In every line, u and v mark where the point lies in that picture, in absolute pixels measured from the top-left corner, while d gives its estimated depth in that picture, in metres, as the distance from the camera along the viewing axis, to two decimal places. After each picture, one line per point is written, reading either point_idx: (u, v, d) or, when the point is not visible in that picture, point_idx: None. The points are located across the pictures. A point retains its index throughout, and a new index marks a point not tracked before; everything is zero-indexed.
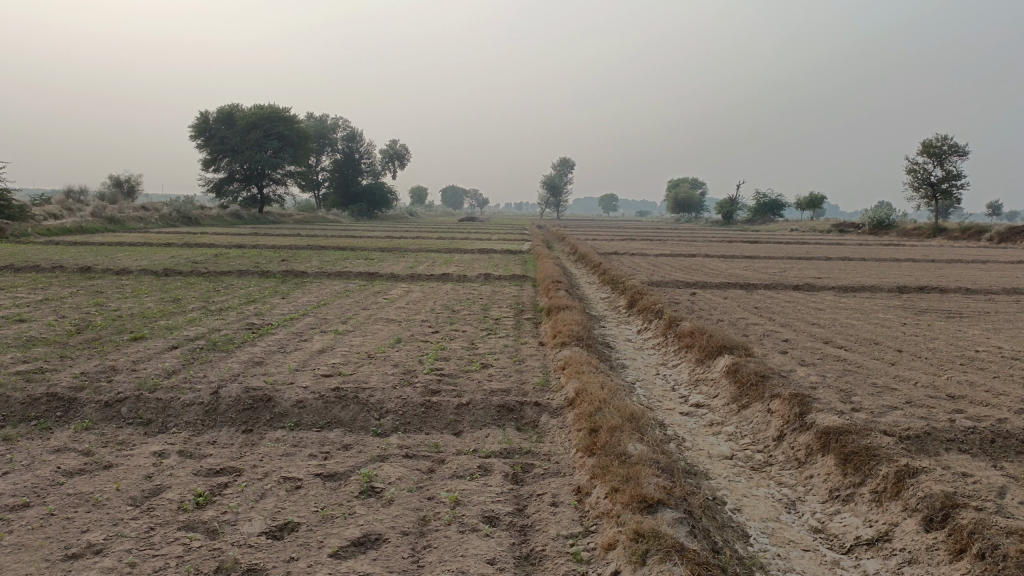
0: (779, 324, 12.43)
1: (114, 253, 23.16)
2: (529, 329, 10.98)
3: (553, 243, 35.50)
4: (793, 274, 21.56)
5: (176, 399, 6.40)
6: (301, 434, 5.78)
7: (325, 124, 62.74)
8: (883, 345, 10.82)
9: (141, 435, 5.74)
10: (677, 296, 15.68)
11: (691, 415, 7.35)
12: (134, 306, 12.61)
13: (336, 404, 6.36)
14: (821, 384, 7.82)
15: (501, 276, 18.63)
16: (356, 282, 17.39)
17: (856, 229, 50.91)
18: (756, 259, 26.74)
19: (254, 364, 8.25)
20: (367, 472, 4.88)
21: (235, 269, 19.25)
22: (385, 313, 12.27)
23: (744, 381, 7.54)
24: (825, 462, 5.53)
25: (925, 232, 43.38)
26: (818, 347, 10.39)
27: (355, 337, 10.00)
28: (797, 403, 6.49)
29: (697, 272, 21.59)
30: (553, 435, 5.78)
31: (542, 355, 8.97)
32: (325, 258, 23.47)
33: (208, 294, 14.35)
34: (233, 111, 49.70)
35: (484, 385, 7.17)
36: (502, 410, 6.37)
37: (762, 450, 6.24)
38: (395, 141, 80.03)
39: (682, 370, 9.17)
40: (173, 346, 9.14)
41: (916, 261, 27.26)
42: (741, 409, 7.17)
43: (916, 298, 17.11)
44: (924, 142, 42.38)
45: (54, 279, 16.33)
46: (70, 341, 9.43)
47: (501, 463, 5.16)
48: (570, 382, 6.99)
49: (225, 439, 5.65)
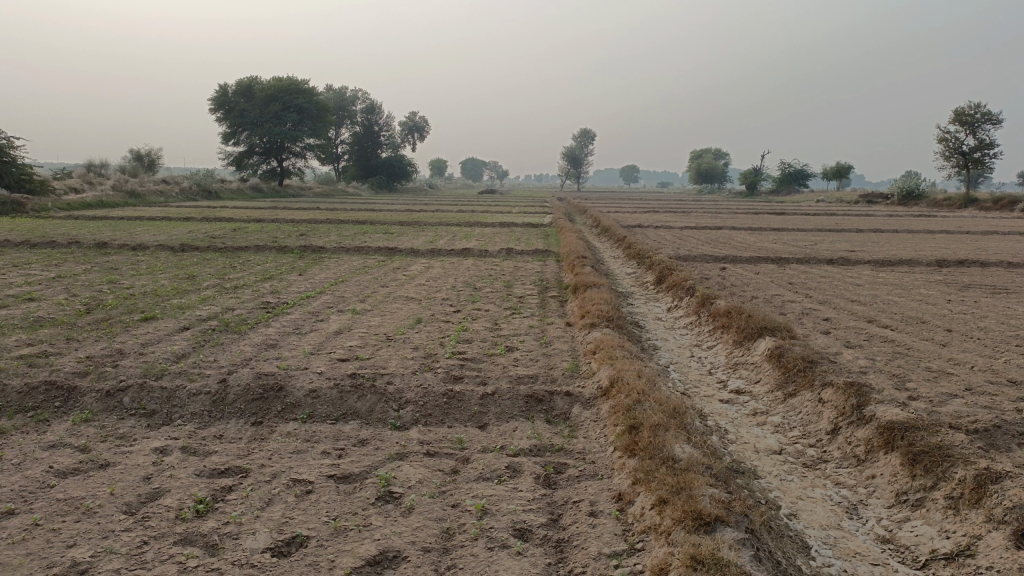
0: (816, 301, 11.81)
1: (133, 227, 22.88)
2: (555, 308, 10.46)
3: (576, 215, 34.96)
4: (825, 247, 20.83)
5: (182, 388, 5.98)
6: (314, 427, 5.34)
7: (344, 96, 62.31)
8: (930, 324, 10.20)
9: (143, 428, 5.34)
10: (707, 271, 15.09)
11: (732, 403, 6.86)
12: (148, 284, 12.28)
13: (352, 393, 5.91)
14: (871, 369, 7.26)
15: (525, 251, 18.08)
16: (376, 257, 16.95)
17: (884, 199, 49.58)
18: (785, 232, 25.97)
19: (268, 347, 7.83)
20: (385, 474, 4.43)
21: (254, 244, 18.91)
22: (404, 291, 11.80)
23: (791, 366, 7.01)
24: (889, 461, 5.03)
25: (957, 202, 42.10)
26: (862, 327, 9.78)
27: (374, 317, 9.56)
28: (854, 393, 5.95)
29: (725, 245, 20.94)
30: (587, 430, 5.30)
31: (570, 336, 8.47)
32: (343, 232, 23.09)
33: (225, 271, 13.98)
34: (251, 83, 49.26)
35: (509, 372, 6.69)
36: (530, 400, 5.88)
37: (815, 444, 5.73)
38: (415, 112, 79.19)
39: (719, 352, 8.64)
40: (185, 327, 8.75)
41: (951, 232, 26.31)
42: (788, 398, 6.65)
43: (957, 271, 16.37)
44: (955, 109, 41.03)
45: (70, 255, 16.04)
46: (80, 321, 9.06)
47: (532, 463, 4.69)
48: (604, 368, 6.49)
49: (232, 433, 5.24)
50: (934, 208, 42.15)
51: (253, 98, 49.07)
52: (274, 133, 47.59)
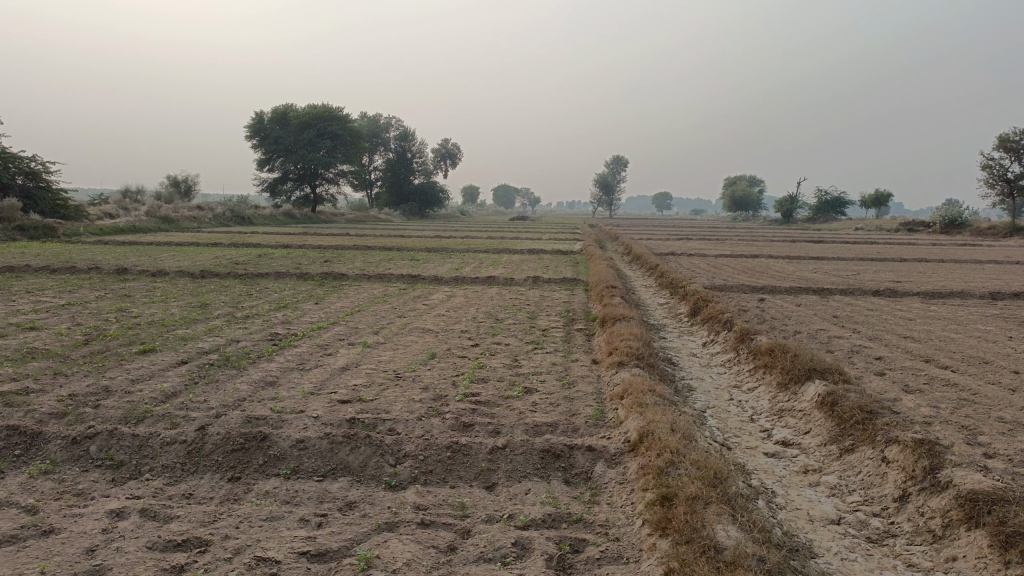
0: (866, 337, 10.89)
1: (158, 253, 22.61)
2: (580, 343, 9.71)
3: (608, 243, 34.14)
4: (868, 277, 19.86)
5: (156, 435, 5.34)
6: (297, 486, 4.67)
7: (378, 123, 62.69)
8: (995, 365, 9.22)
9: (106, 484, 4.72)
10: (744, 303, 14.24)
11: (778, 457, 6.05)
12: (157, 312, 11.80)
13: (344, 445, 5.21)
14: (937, 421, 6.38)
15: (552, 280, 17.37)
16: (398, 285, 16.37)
17: (926, 228, 48.10)
18: (825, 261, 24.93)
19: (264, 386, 7.19)
20: (365, 552, 3.71)
21: (275, 271, 18.43)
22: (421, 322, 11.14)
23: (847, 417, 6.17)
24: (974, 541, 4.19)
25: (1002, 231, 40.55)
26: (920, 368, 8.87)
27: (385, 352, 8.90)
28: (925, 454, 5.11)
29: (761, 275, 20.04)
30: (611, 494, 4.56)
31: (596, 376, 7.71)
32: (369, 259, 22.62)
33: (240, 299, 13.47)
34: (286, 111, 49.56)
35: (526, 419, 5.96)
36: (546, 455, 5.13)
37: (880, 514, 4.91)
38: (447, 140, 79.26)
39: (761, 395, 7.81)
40: (182, 362, 8.15)
41: (1000, 263, 25.02)
42: (844, 454, 5.82)
43: (1013, 305, 15.29)
44: (999, 135, 39.71)
45: (87, 281, 15.69)
46: (73, 354, 8.50)
47: (543, 538, 3.93)
48: (632, 418, 5.72)
49: (204, 493, 4.59)
50: (978, 238, 40.66)
51: (287, 125, 49.32)
52: (308, 160, 47.68)
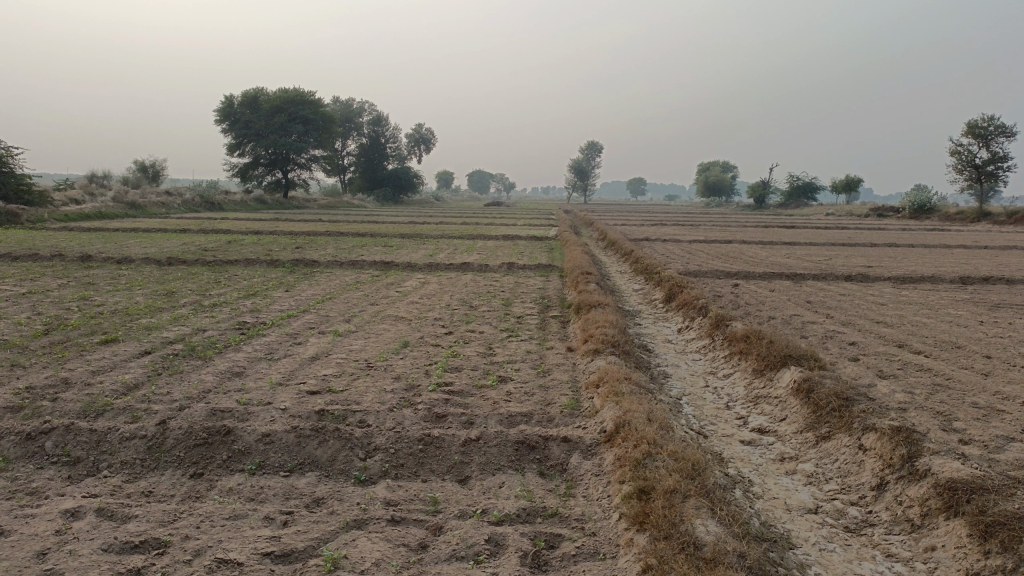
0: (840, 323, 10.91)
1: (125, 240, 22.11)
2: (555, 331, 9.59)
3: (582, 228, 34.07)
4: (840, 262, 19.96)
5: (116, 430, 5.13)
6: (263, 482, 4.50)
7: (351, 107, 61.90)
8: (967, 350, 9.26)
9: (62, 482, 4.52)
10: (719, 288, 14.22)
11: (754, 445, 5.99)
12: (122, 301, 11.48)
13: (312, 438, 5.05)
14: (912, 407, 6.36)
15: (527, 266, 17.25)
16: (371, 272, 16.13)
17: (895, 213, 48.61)
18: (798, 246, 25.03)
19: (231, 377, 6.97)
20: (333, 552, 3.56)
21: (244, 257, 18.10)
22: (394, 310, 10.95)
23: (823, 404, 6.13)
24: (953, 530, 4.15)
25: (970, 216, 41.08)
26: (894, 353, 8.87)
27: (357, 341, 8.70)
28: (902, 441, 5.07)
29: (735, 260, 20.07)
30: (587, 487, 4.46)
31: (571, 364, 7.60)
32: (342, 245, 22.31)
33: (208, 286, 13.17)
34: (257, 95, 48.73)
35: (500, 409, 5.83)
36: (520, 447, 5.01)
37: (858, 502, 4.86)
38: (421, 125, 78.52)
39: (737, 382, 7.76)
40: (146, 352, 7.91)
41: (969, 248, 25.32)
42: (821, 442, 5.77)
43: (983, 289, 15.44)
44: (968, 121, 40.16)
45: (49, 269, 15.26)
46: (32, 345, 8.21)
47: (518, 534, 3.81)
48: (608, 408, 5.62)
49: (165, 491, 4.41)
50: (946, 222, 41.19)
51: (258, 109, 48.51)
52: (279, 144, 46.94)
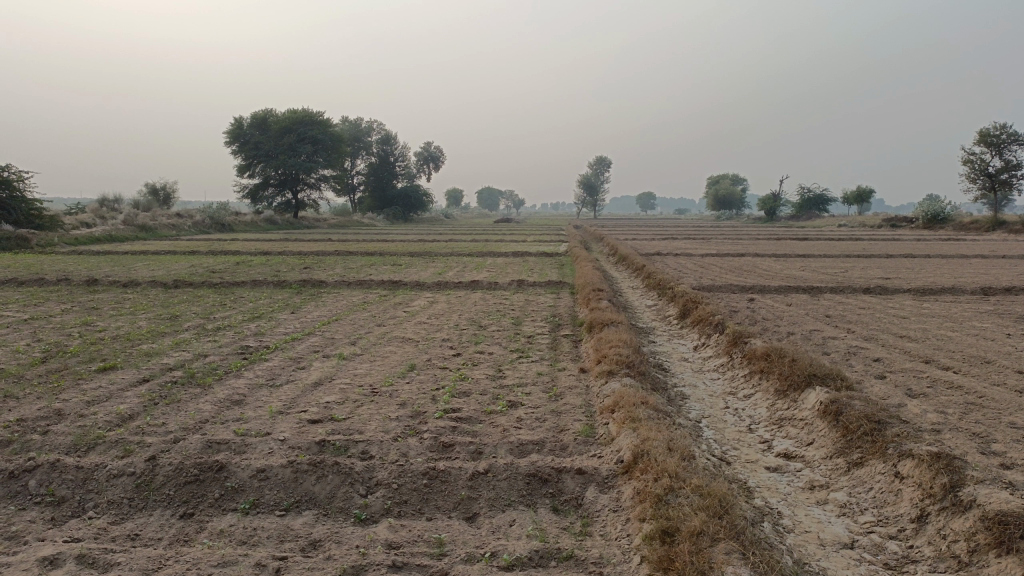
0: (861, 338, 10.54)
1: (133, 262, 21.96)
2: (567, 351, 9.27)
3: (593, 244, 33.73)
4: (857, 274, 19.56)
5: (104, 467, 4.84)
6: (256, 523, 4.20)
7: (359, 127, 61.99)
8: (997, 365, 8.87)
9: (43, 525, 4.22)
10: (734, 303, 13.88)
11: (781, 471, 5.65)
12: (124, 326, 11.25)
13: (310, 473, 4.75)
14: (947, 428, 6.00)
15: (537, 283, 16.95)
16: (379, 292, 15.88)
17: (909, 223, 48.06)
18: (812, 258, 24.62)
19: (230, 405, 6.69)
20: None
21: (251, 279, 17.89)
22: (401, 331, 10.66)
23: (853, 427, 5.78)
24: (1006, 569, 3.79)
25: (985, 225, 40.52)
26: (921, 370, 8.50)
27: (362, 365, 8.41)
28: (942, 469, 4.72)
29: (749, 274, 19.72)
30: (605, 525, 4.13)
31: (584, 387, 7.27)
32: (350, 265, 22.10)
33: (213, 309, 12.94)
34: (266, 116, 48.88)
35: (510, 437, 5.52)
36: (531, 480, 4.69)
37: (896, 535, 4.51)
38: (430, 143, 78.61)
39: (759, 402, 7.41)
40: (143, 380, 7.64)
41: (986, 257, 24.83)
42: (852, 469, 5.43)
43: (1005, 300, 15.02)
44: (980, 129, 39.69)
45: (54, 294, 15.08)
46: (27, 373, 7.96)
47: None
48: (625, 435, 5.30)
49: (152, 534, 4.12)
50: (961, 232, 40.63)
51: (268, 130, 48.65)
52: (288, 165, 46.93)
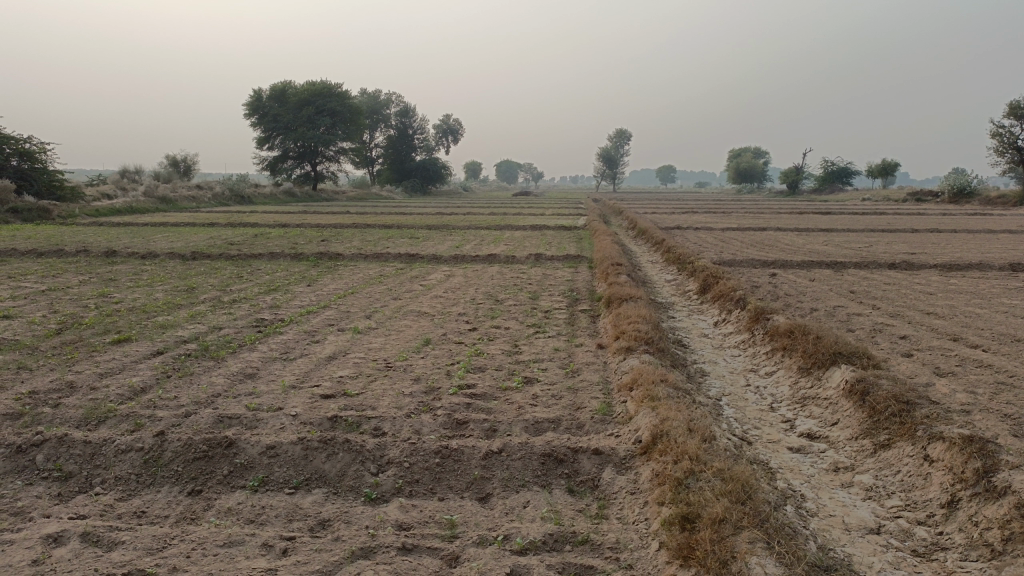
0: (887, 314, 10.28)
1: (152, 234, 21.99)
2: (584, 326, 9.11)
3: (612, 217, 33.40)
4: (881, 249, 19.17)
5: (112, 442, 4.77)
6: (264, 501, 4.11)
7: (378, 99, 61.59)
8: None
9: (50, 501, 4.15)
10: (755, 278, 13.62)
11: (804, 453, 5.48)
12: (141, 297, 11.22)
13: (320, 451, 4.64)
14: (977, 409, 5.78)
15: (555, 257, 16.77)
16: (396, 265, 15.76)
17: (934, 197, 47.16)
18: (835, 232, 24.19)
19: (243, 379, 6.61)
20: None
21: (268, 251, 17.82)
22: (417, 305, 10.54)
23: (880, 408, 5.59)
24: None
25: (1012, 200, 39.63)
26: (949, 347, 8.26)
27: (376, 339, 8.30)
28: (974, 453, 4.54)
29: (771, 248, 19.38)
30: (622, 507, 4.00)
31: (602, 363, 7.13)
32: (368, 237, 22.00)
33: (229, 282, 12.88)
34: (285, 88, 48.64)
35: (526, 414, 5.39)
36: (547, 460, 4.56)
37: (925, 521, 4.35)
38: (449, 114, 77.93)
39: (781, 380, 7.23)
40: (156, 352, 7.58)
41: (1015, 232, 24.28)
42: (879, 451, 5.25)
43: None
44: (1010, 101, 38.64)
45: (73, 265, 15.11)
46: (42, 345, 7.92)
47: (544, 566, 3.37)
48: (644, 414, 5.15)
49: (159, 512, 4.03)
50: (988, 206, 39.77)
51: (286, 102, 48.44)
52: (307, 138, 46.67)
